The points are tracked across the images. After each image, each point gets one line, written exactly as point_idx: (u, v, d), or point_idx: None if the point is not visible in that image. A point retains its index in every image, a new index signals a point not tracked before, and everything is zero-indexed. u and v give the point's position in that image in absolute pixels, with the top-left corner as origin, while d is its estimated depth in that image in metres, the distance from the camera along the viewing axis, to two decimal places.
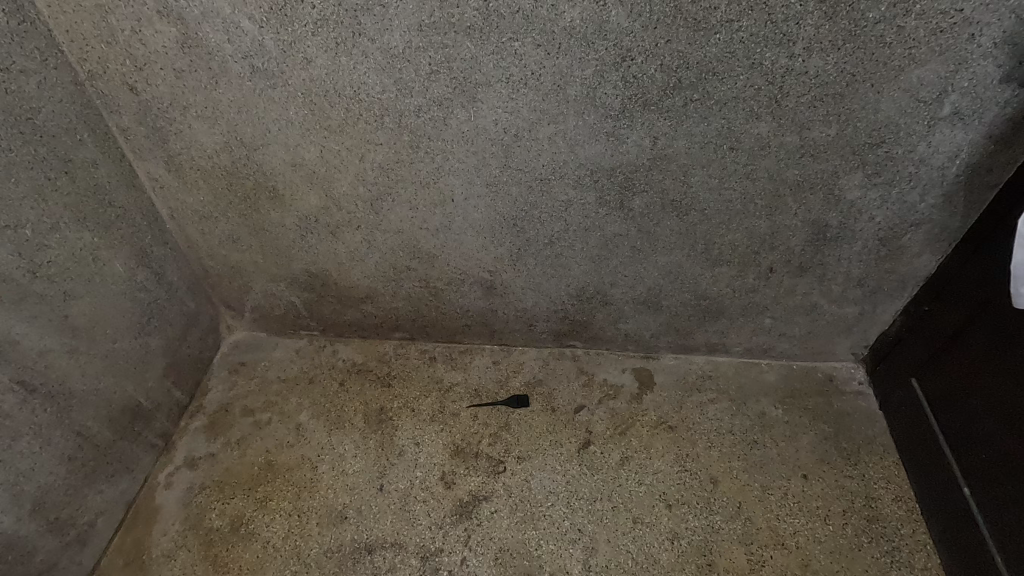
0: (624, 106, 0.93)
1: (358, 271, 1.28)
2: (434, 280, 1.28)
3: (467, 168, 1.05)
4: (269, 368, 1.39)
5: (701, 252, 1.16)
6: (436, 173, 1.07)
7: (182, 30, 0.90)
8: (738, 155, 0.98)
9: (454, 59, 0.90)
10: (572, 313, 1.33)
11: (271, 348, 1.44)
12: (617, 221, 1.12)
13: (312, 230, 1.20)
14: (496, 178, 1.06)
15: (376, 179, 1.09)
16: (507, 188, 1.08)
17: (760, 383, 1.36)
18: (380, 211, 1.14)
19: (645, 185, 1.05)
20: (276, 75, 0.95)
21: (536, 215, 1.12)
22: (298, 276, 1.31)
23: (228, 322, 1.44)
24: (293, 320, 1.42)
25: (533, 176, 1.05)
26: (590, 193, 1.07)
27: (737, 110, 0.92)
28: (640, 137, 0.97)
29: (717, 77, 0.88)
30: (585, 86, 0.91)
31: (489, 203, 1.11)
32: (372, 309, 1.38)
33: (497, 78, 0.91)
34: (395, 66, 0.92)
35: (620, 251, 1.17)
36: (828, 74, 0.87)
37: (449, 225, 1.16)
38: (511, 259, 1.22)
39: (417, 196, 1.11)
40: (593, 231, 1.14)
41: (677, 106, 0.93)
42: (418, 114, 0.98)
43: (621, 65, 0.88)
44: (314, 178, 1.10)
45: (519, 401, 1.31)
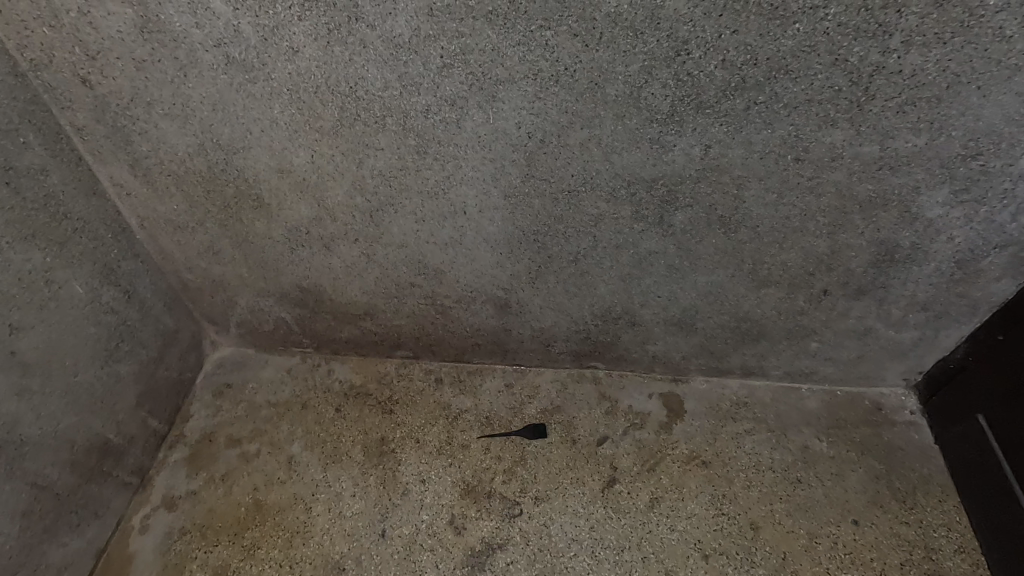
0: (673, 108, 0.78)
1: (356, 286, 1.14)
2: (441, 297, 1.14)
3: (482, 177, 0.90)
4: (257, 390, 1.26)
5: (747, 272, 1.02)
6: (445, 182, 0.91)
7: (140, 12, 0.74)
8: (804, 167, 0.84)
9: (471, 50, 0.74)
10: (595, 334, 1.20)
11: (260, 367, 1.30)
12: (653, 238, 0.97)
13: (303, 243, 1.05)
14: (516, 189, 0.91)
15: (375, 189, 0.94)
16: (529, 200, 0.93)
17: (800, 411, 1.23)
18: (380, 223, 1.00)
19: (689, 200, 0.90)
20: (257, 68, 0.79)
21: (561, 230, 0.97)
22: (288, 291, 1.17)
23: (211, 338, 1.30)
24: (284, 336, 1.28)
25: (559, 187, 0.90)
26: (625, 207, 0.92)
27: (809, 115, 0.77)
28: (690, 145, 0.82)
29: (790, 76, 0.73)
30: (628, 85, 0.76)
31: (506, 217, 0.96)
32: (371, 326, 1.24)
33: (522, 74, 0.76)
34: (399, 59, 0.76)
35: (654, 270, 1.03)
36: (926, 74, 0.71)
37: (460, 239, 1.01)
38: (530, 277, 1.07)
39: (424, 207, 0.96)
40: (625, 248, 0.99)
41: (737, 109, 0.77)
42: (426, 115, 0.82)
43: (675, 60, 0.73)
44: (304, 186, 0.95)
45: (536, 432, 1.18)
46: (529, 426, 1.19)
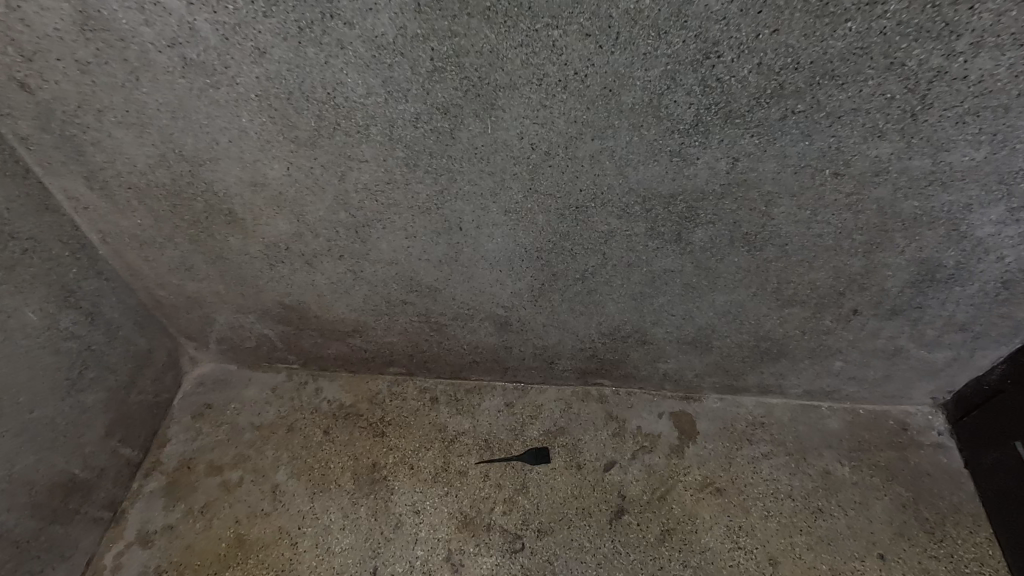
0: (698, 118, 0.68)
1: (344, 304, 1.05)
2: (435, 314, 1.05)
3: (480, 191, 0.80)
4: (240, 411, 1.18)
5: (771, 292, 0.93)
6: (440, 197, 0.82)
7: (77, 7, 0.63)
8: (843, 182, 0.74)
9: (466, 53, 0.64)
10: (602, 352, 1.11)
11: (243, 385, 1.22)
12: (669, 256, 0.88)
13: (283, 259, 0.96)
14: (518, 204, 0.82)
15: (361, 203, 0.84)
16: (533, 216, 0.83)
17: (820, 432, 1.15)
18: (369, 239, 0.90)
19: (711, 217, 0.81)
20: (219, 71, 0.69)
21: (567, 247, 0.88)
22: (270, 307, 1.07)
23: (190, 355, 1.21)
24: (267, 352, 1.20)
25: (567, 203, 0.81)
26: (640, 224, 0.83)
27: (854, 126, 0.67)
28: (715, 158, 0.72)
29: (836, 82, 0.63)
30: (648, 91, 0.66)
31: (508, 233, 0.87)
32: (362, 343, 1.15)
33: (525, 79, 0.66)
34: (383, 62, 0.66)
35: (669, 288, 0.94)
36: (995, 80, 0.61)
37: (456, 256, 0.92)
38: (532, 295, 0.98)
39: (416, 223, 0.87)
40: (638, 266, 0.90)
41: (771, 120, 0.67)
42: (416, 124, 0.72)
43: (703, 63, 0.62)
44: (281, 200, 0.85)
45: (539, 457, 1.10)
46: (531, 450, 1.11)
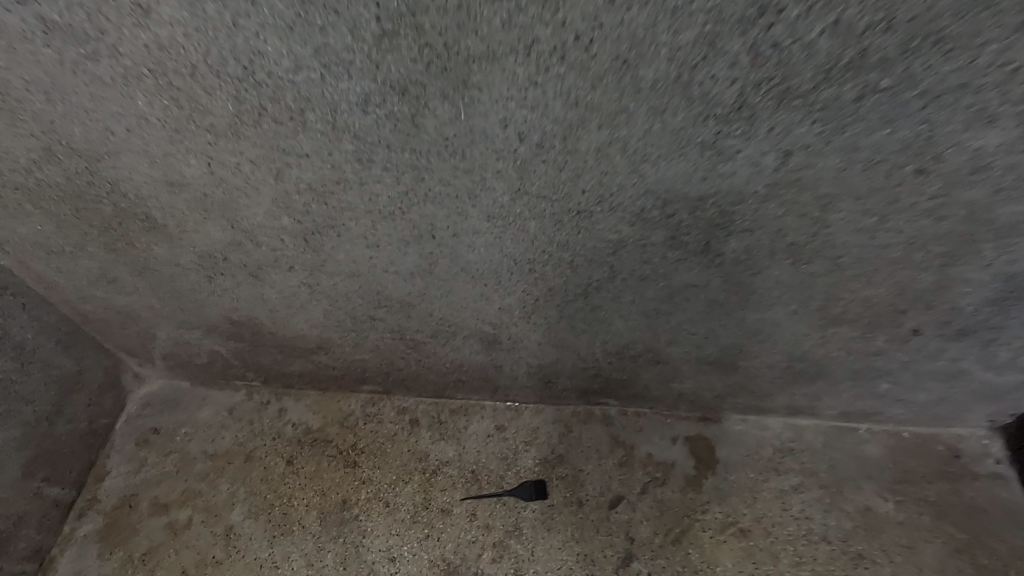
0: (742, 99, 0.50)
1: (303, 319, 0.89)
2: (411, 331, 0.89)
3: (455, 193, 0.63)
4: (192, 436, 1.03)
5: (814, 309, 0.76)
6: (406, 200, 0.65)
7: None
8: (927, 182, 0.56)
9: (423, 10, 0.45)
10: (607, 371, 0.95)
11: (196, 406, 1.07)
12: (691, 269, 0.71)
13: (223, 271, 0.79)
14: (504, 209, 0.65)
15: (307, 207, 0.67)
16: (522, 223, 0.66)
17: (858, 460, 1.00)
18: (323, 247, 0.73)
19: (749, 224, 0.64)
20: (97, 40, 0.51)
21: (567, 258, 0.71)
22: (218, 323, 0.92)
23: (136, 372, 1.06)
24: (222, 369, 1.04)
25: (565, 205, 0.64)
26: (659, 231, 0.66)
27: (954, 109, 0.49)
28: (760, 151, 0.55)
29: (942, 49, 0.45)
30: (676, 62, 0.48)
31: (492, 243, 0.70)
32: (328, 361, 0.99)
33: (507, 47, 0.48)
34: (312, 24, 0.48)
35: (690, 306, 0.78)
36: None
37: (430, 268, 0.75)
38: (525, 312, 0.82)
39: (378, 230, 0.70)
40: (653, 280, 0.74)
41: (842, 101, 0.50)
42: (365, 109, 0.55)
43: (755, 23, 0.44)
44: (208, 204, 0.68)
45: (535, 492, 0.95)
46: (526, 483, 0.96)
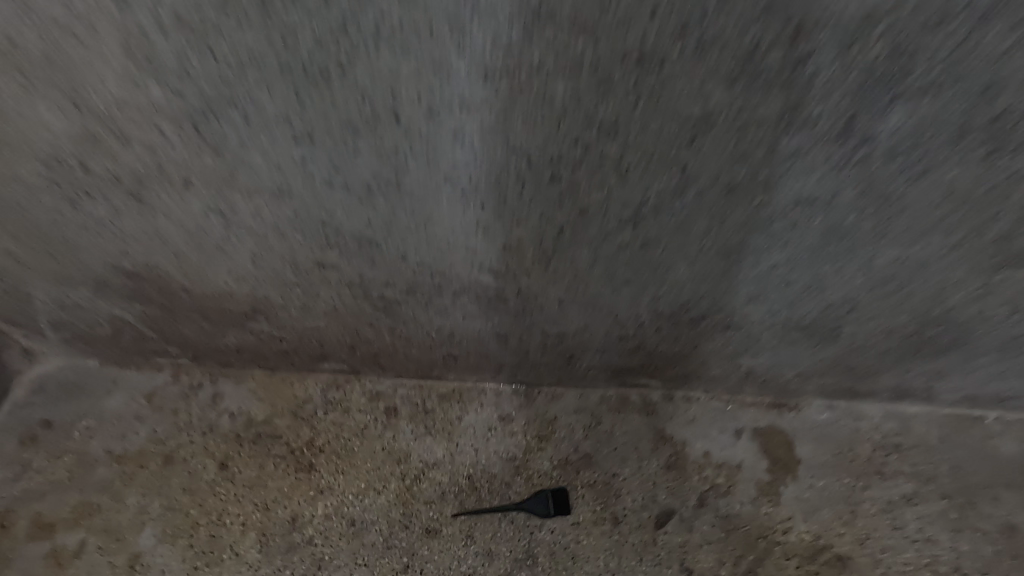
0: None
1: (223, 269, 0.63)
2: (378, 285, 0.63)
3: (421, 24, 0.35)
4: (97, 430, 0.78)
5: (989, 241, 0.49)
6: (339, 40, 0.37)
7: None
8: None
9: None
10: (652, 342, 0.69)
11: (105, 393, 0.81)
12: (812, 171, 0.44)
13: (89, 191, 0.53)
14: (510, 60, 0.37)
15: (184, 67, 0.41)
16: (541, 82, 0.39)
17: (991, 461, 0.72)
18: (228, 144, 0.47)
19: (945, 79, 0.35)
20: None
21: (612, 154, 0.45)
22: (111, 278, 0.66)
23: (28, 348, 0.81)
24: (136, 343, 0.79)
25: (620, 44, 0.36)
26: (775, 100, 0.38)
27: None
28: None
29: None
30: None
31: (493, 129, 0.43)
32: (270, 329, 0.73)
33: None
34: None
35: (791, 239, 0.51)
36: None
37: (397, 180, 0.49)
38: (541, 253, 0.56)
39: (306, 107, 0.43)
40: (744, 192, 0.47)
41: None
42: None
43: None
44: (24, 64, 0.41)
45: (555, 506, 0.70)
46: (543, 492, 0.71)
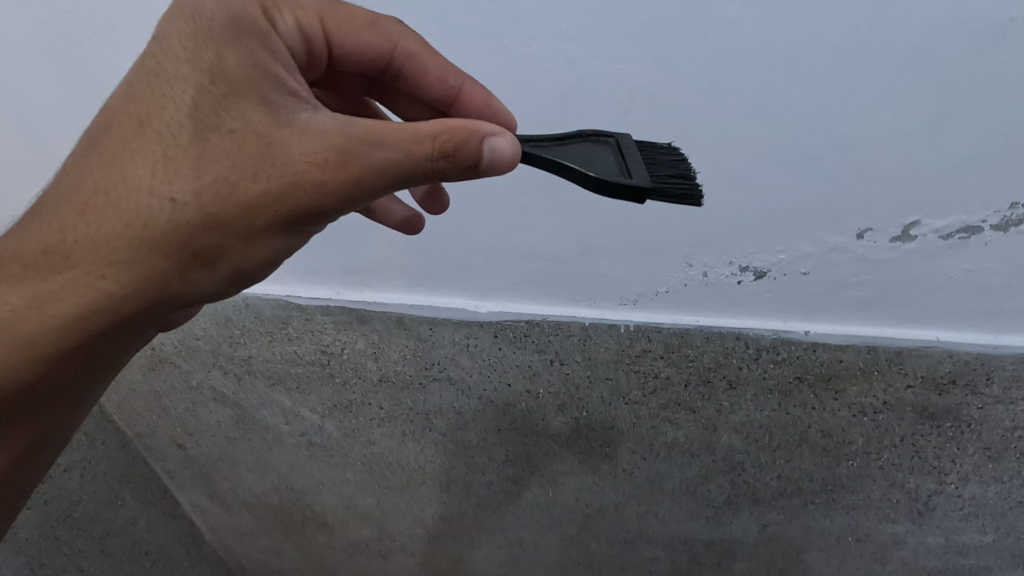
0: (713, 343, 0.86)
1: (382, 423, 1.07)
2: (412, 430, 1.06)
3: (504, 414, 1.00)
4: (167, 486, 1.32)
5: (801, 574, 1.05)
6: (490, 434, 1.03)
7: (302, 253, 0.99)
8: (850, 494, 0.90)
9: (565, 270, 0.88)
10: (636, 497, 1.02)
11: (187, 434, 1.20)
12: (757, 403, 0.88)
13: (257, 376, 1.08)
14: (515, 416, 0.99)
15: (386, 350, 1.00)
16: (539, 444, 1.01)
17: None
18: (497, 338, 0.95)
19: (770, 500, 0.95)
20: (390, 268, 0.96)
21: (545, 408, 0.97)
22: (323, 394, 1.07)
23: (111, 432, 1.21)
24: (231, 458, 1.21)
25: (862, 303, 0.80)
26: (673, 468, 0.96)
27: (876, 479, 0.88)
28: (738, 421, 0.90)
29: (852, 417, 0.84)
30: (656, 400, 0.91)
31: (790, 290, 0.81)
32: (387, 449, 1.10)
33: (620, 301, 0.89)
34: (492, 268, 0.91)
35: (680, 518, 1.02)
36: (935, 407, 0.81)
37: (443, 409, 1.02)
38: (518, 441, 1.02)
39: (443, 447, 1.07)
40: (666, 349, 0.88)
41: (828, 398, 0.84)
42: (461, 359, 0.97)
43: (762, 354, 0.84)
44: (293, 341, 1.04)
45: (653, 183, 0.54)
46: (632, 158, 0.57)
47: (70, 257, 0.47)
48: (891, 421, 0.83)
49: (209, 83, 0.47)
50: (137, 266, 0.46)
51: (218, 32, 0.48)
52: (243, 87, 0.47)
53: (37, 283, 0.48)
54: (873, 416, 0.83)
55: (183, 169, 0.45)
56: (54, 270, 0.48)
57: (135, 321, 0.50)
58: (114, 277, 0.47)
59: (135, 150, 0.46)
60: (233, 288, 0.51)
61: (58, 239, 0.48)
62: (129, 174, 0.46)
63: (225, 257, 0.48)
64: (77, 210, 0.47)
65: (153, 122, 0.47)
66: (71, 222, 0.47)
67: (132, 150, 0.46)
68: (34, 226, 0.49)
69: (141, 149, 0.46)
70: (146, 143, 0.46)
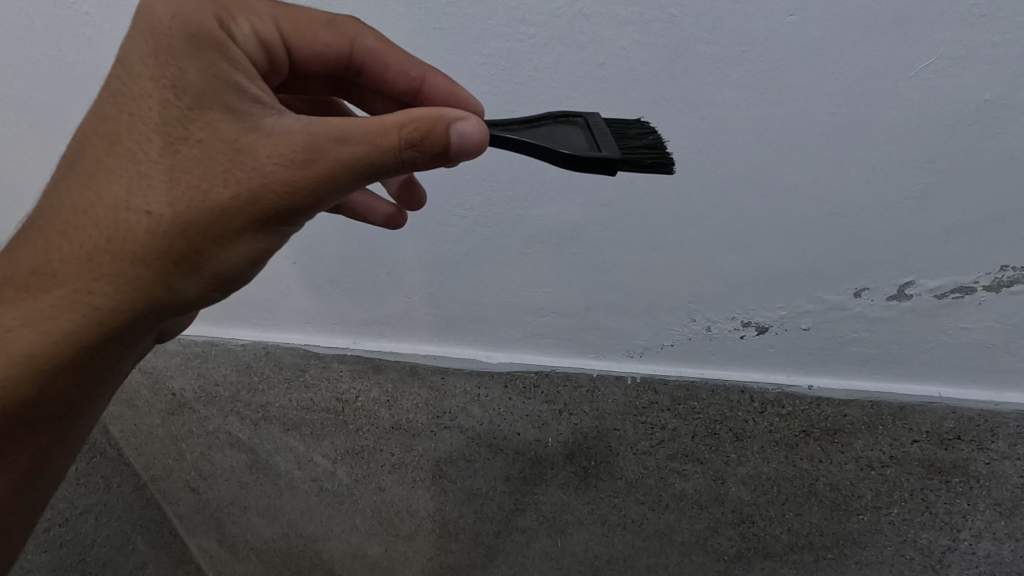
0: (725, 398, 0.85)
1: (393, 469, 1.05)
2: (422, 480, 1.04)
3: (513, 467, 0.98)
4: (178, 531, 1.31)
5: None
6: (499, 484, 1.00)
7: (322, 301, 1.00)
8: (866, 552, 0.86)
9: (578, 323, 0.89)
10: (646, 551, 0.99)
11: (202, 478, 1.21)
12: (763, 457, 0.86)
13: (271, 421, 1.09)
14: (526, 470, 0.98)
15: (399, 399, 1.00)
16: (547, 495, 0.99)
17: None
18: (508, 388, 0.95)
19: (780, 557, 0.91)
20: (409, 317, 0.97)
21: (556, 457, 0.96)
22: (335, 441, 1.07)
23: (127, 476, 1.22)
24: (242, 502, 1.21)
25: (863, 358, 0.79)
26: (678, 521, 0.94)
27: (889, 535, 0.84)
28: (746, 475, 0.88)
29: (860, 472, 0.82)
30: (663, 454, 0.90)
31: (793, 345, 0.81)
32: (397, 496, 1.08)
33: (632, 353, 0.89)
34: (505, 320, 0.92)
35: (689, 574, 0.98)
36: (945, 462, 0.78)
37: (455, 458, 1.01)
38: (526, 490, 0.99)
39: (450, 497, 1.05)
40: (673, 400, 0.87)
41: (834, 450, 0.83)
42: (470, 405, 0.97)
43: (765, 410, 0.84)
44: (308, 389, 1.05)
45: (622, 156, 0.57)
46: (600, 133, 0.60)
47: (55, 277, 0.49)
48: (902, 476, 0.80)
49: (171, 94, 0.48)
50: (123, 278, 0.48)
51: (173, 40, 0.48)
52: (205, 94, 0.48)
53: (25, 304, 0.50)
54: (879, 470, 0.81)
55: (155, 181, 0.47)
56: (40, 290, 0.50)
57: (126, 335, 0.52)
58: (100, 292, 0.49)
59: (108, 167, 0.48)
60: (218, 294, 0.53)
61: (42, 260, 0.50)
62: (104, 193, 0.48)
63: (206, 263, 0.49)
64: (56, 231, 0.49)
65: (122, 139, 0.48)
66: (54, 242, 0.49)
67: (106, 168, 0.48)
68: (20, 247, 0.51)
69: (113, 166, 0.48)
70: (118, 160, 0.48)
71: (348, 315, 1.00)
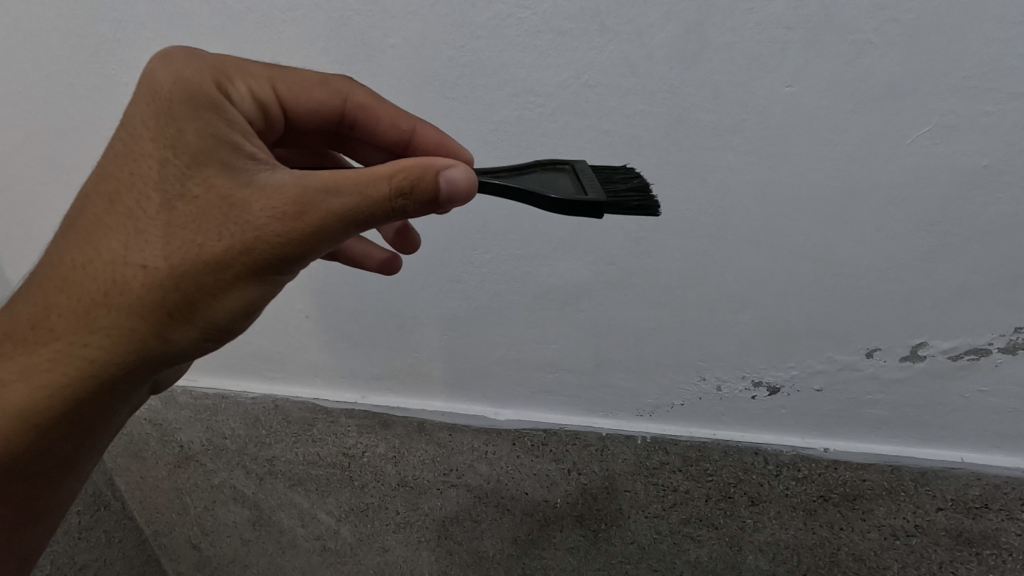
0: (738, 460, 0.83)
1: (398, 529, 1.03)
2: (427, 540, 1.01)
3: (521, 529, 0.95)
4: None
5: None
6: (505, 547, 0.97)
7: (332, 355, 1.01)
8: None
9: (587, 379, 0.88)
10: None
11: (202, 534, 1.18)
12: (779, 524, 0.82)
13: (277, 475, 1.08)
14: (534, 533, 0.95)
15: (405, 455, 0.99)
16: (554, 560, 0.95)
17: None
18: (515, 445, 0.93)
19: None
20: (417, 371, 0.97)
21: (565, 520, 0.92)
22: (340, 498, 1.05)
23: (129, 530, 1.20)
24: (243, 560, 1.18)
25: (880, 422, 0.77)
26: None
27: None
28: (764, 543, 0.84)
29: (884, 541, 0.78)
30: (676, 519, 0.87)
31: (806, 406, 0.79)
32: (401, 557, 1.05)
33: (641, 411, 0.88)
34: (514, 375, 0.91)
35: None
36: (972, 530, 0.74)
37: (461, 518, 0.98)
38: (533, 554, 0.96)
39: (454, 561, 1.01)
40: (684, 462, 0.85)
41: (853, 517, 0.79)
42: (476, 462, 0.95)
43: (782, 473, 0.81)
44: (315, 441, 1.04)
45: (609, 199, 0.59)
46: (586, 177, 0.62)
47: (53, 331, 0.51)
48: (929, 547, 0.76)
49: (170, 153, 0.51)
50: (118, 331, 0.50)
51: (173, 104, 0.51)
52: (202, 152, 0.50)
53: (24, 358, 0.51)
54: (903, 540, 0.77)
55: (152, 236, 0.49)
56: (39, 344, 0.51)
57: (120, 387, 0.53)
58: (95, 345, 0.50)
59: (107, 225, 0.51)
60: (211, 344, 0.54)
61: (41, 314, 0.52)
62: (102, 249, 0.50)
63: (199, 313, 0.50)
64: (56, 286, 0.51)
65: (122, 197, 0.51)
66: (54, 296, 0.51)
67: (105, 226, 0.51)
68: (22, 302, 0.53)
69: (113, 224, 0.50)
70: (117, 218, 0.50)
71: (358, 368, 1.00)
